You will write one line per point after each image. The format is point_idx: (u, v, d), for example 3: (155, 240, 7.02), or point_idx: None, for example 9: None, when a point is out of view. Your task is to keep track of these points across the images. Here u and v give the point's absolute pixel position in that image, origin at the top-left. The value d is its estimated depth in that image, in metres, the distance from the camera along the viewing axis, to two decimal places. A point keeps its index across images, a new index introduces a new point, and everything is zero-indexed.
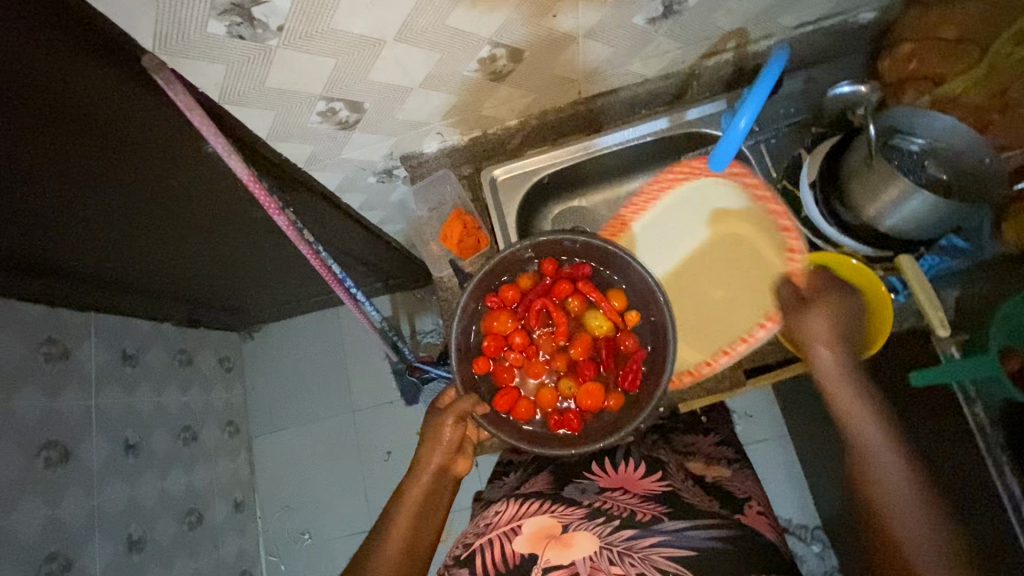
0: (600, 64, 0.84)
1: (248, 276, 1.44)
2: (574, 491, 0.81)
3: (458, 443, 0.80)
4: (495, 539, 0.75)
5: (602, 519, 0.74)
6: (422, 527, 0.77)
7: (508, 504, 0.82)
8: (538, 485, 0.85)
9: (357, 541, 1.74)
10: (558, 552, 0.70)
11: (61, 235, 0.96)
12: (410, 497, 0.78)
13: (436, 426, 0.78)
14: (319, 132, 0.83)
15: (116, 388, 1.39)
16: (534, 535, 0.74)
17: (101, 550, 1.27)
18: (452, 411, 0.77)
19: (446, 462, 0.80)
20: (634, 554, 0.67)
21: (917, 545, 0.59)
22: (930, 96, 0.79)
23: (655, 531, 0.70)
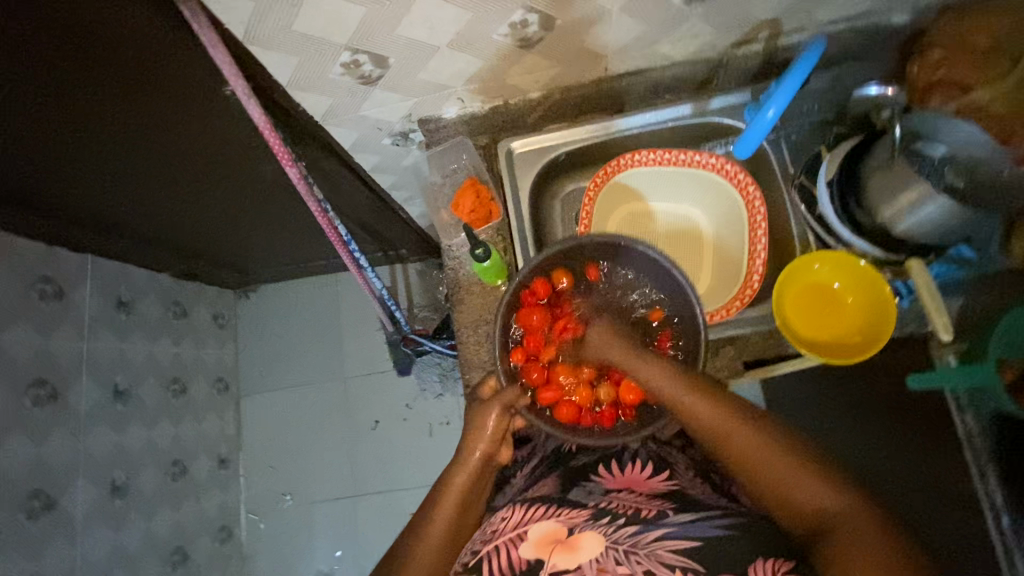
0: (630, 42, 0.83)
1: (250, 233, 1.43)
2: (579, 493, 0.72)
3: (501, 435, 0.79)
4: (500, 545, 0.64)
5: (608, 518, 0.64)
6: (466, 515, 0.73)
7: (514, 508, 0.71)
8: (541, 490, 0.76)
9: (339, 505, 1.75)
10: (566, 555, 0.60)
11: (66, 169, 0.94)
12: (454, 483, 0.74)
13: (480, 416, 0.78)
14: (341, 85, 0.82)
15: (109, 333, 1.38)
16: (540, 539, 0.63)
17: (85, 492, 1.27)
18: (498, 401, 0.78)
19: (492, 452, 0.78)
20: (640, 550, 0.59)
21: (793, 495, 0.60)
22: (956, 103, 0.76)
23: (662, 524, 0.62)
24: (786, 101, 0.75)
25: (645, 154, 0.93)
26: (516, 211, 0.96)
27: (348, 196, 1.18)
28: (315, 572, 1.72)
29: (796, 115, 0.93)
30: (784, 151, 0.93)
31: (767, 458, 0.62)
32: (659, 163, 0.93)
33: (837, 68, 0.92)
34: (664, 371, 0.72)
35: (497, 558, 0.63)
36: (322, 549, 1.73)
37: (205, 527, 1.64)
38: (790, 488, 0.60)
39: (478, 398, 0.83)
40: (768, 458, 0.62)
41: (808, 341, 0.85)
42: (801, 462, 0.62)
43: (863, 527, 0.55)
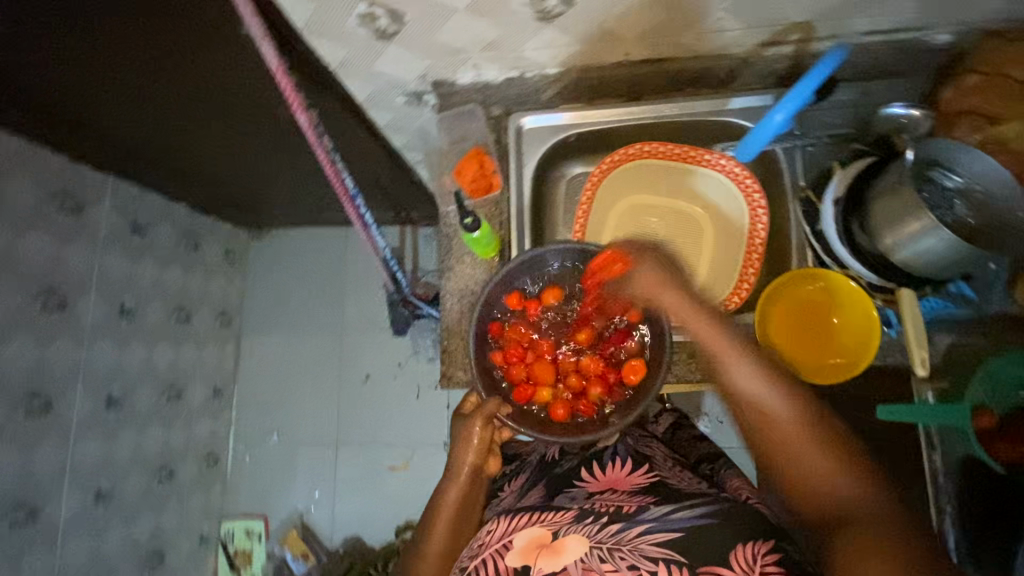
0: (652, 28, 0.81)
1: (266, 175, 1.45)
2: (563, 500, 0.74)
3: (487, 445, 0.84)
4: (488, 558, 0.65)
5: (591, 517, 0.66)
6: (462, 529, 0.79)
7: (500, 519, 0.72)
8: (527, 500, 0.78)
9: (321, 451, 1.82)
10: (550, 558, 0.61)
11: (88, 87, 0.96)
12: (446, 502, 0.80)
13: (464, 434, 0.83)
14: (356, 37, 0.81)
15: (121, 253, 1.42)
16: (526, 546, 0.64)
17: (82, 400, 1.34)
18: (480, 413, 0.81)
19: (480, 463, 0.84)
20: (623, 546, 0.60)
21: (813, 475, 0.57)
22: (982, 134, 0.74)
23: (641, 520, 0.64)
24: (796, 107, 0.74)
25: (654, 145, 0.92)
26: (518, 187, 0.96)
27: (361, 152, 1.19)
28: (291, 509, 1.80)
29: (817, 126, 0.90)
30: (797, 161, 0.90)
31: (801, 441, 0.59)
32: (666, 156, 0.93)
33: (868, 82, 0.89)
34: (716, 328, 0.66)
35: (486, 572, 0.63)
36: (301, 489, 1.81)
37: (192, 450, 1.72)
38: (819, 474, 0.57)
39: (461, 413, 0.87)
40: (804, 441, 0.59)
41: (791, 359, 0.84)
42: (833, 448, 0.58)
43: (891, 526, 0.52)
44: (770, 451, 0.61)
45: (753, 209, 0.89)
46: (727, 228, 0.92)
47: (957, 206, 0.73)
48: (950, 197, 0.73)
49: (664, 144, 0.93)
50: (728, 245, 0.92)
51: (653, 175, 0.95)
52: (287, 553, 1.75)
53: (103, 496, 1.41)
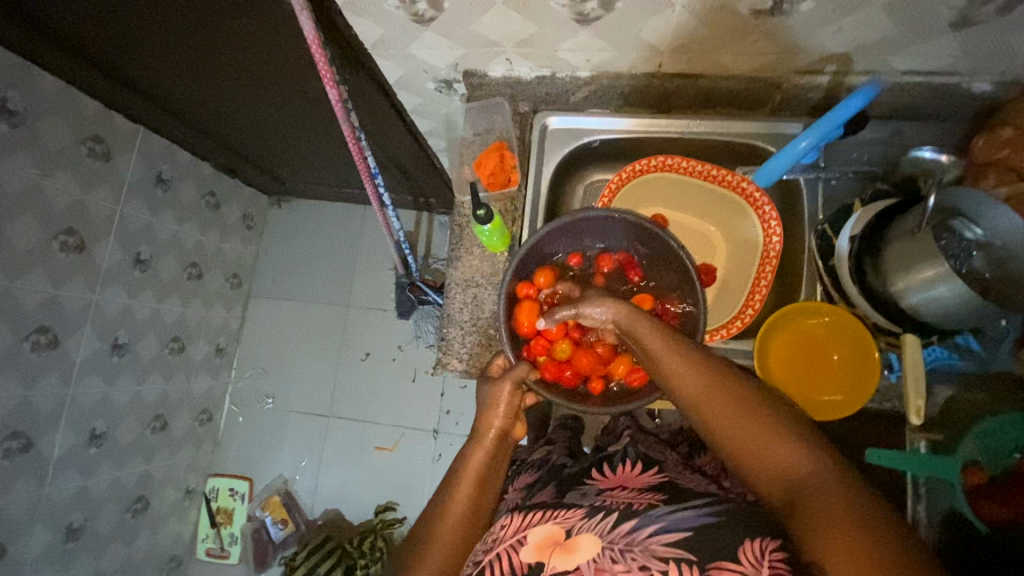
0: (689, 43, 0.81)
1: (291, 145, 1.47)
2: (574, 496, 0.72)
3: (515, 410, 0.84)
4: (501, 554, 0.64)
5: (602, 514, 0.63)
6: (483, 501, 0.77)
7: (514, 517, 0.70)
8: (538, 497, 0.75)
9: (313, 421, 1.84)
10: (563, 557, 0.58)
11: (130, 38, 0.98)
12: (470, 464, 0.79)
13: (491, 397, 0.82)
14: (394, 18, 0.82)
15: (143, 203, 1.45)
16: (539, 543, 0.62)
17: (88, 340, 1.37)
18: (507, 379, 0.82)
19: (507, 427, 0.84)
20: (634, 547, 0.56)
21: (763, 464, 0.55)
22: (1009, 189, 0.72)
23: (650, 518, 0.60)
24: (823, 136, 0.73)
25: (676, 159, 0.90)
26: (535, 186, 0.96)
27: (388, 134, 1.21)
28: (277, 474, 1.83)
29: (843, 160, 0.89)
30: (818, 196, 0.90)
31: (745, 419, 0.58)
32: (686, 172, 0.91)
33: (899, 123, 0.88)
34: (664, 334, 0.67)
35: (499, 568, 0.61)
36: (288, 455, 1.83)
37: (188, 404, 1.75)
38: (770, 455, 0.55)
39: (488, 376, 0.87)
40: (749, 424, 0.57)
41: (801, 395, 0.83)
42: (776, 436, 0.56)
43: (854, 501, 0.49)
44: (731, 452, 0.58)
45: (770, 236, 0.87)
46: (746, 248, 0.92)
47: (975, 258, 0.72)
48: (969, 247, 0.72)
49: (688, 159, 0.91)
50: (743, 265, 0.92)
51: (677, 188, 0.94)
52: (267, 518, 1.77)
53: (96, 437, 1.44)
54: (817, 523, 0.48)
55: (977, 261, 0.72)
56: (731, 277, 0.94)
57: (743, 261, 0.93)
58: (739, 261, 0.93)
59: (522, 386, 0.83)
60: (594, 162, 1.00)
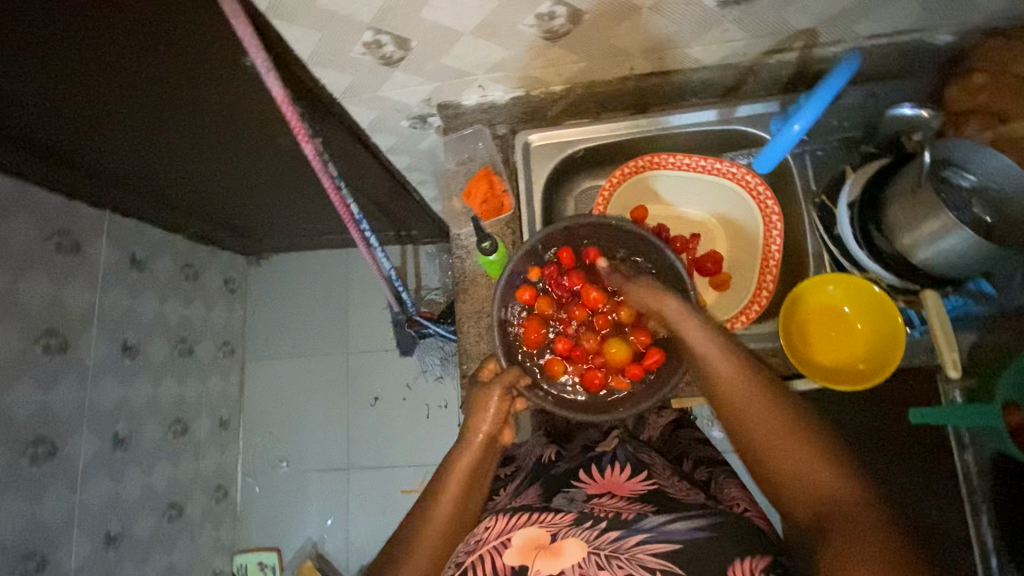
0: (658, 42, 0.82)
1: (264, 203, 1.43)
2: (561, 500, 0.71)
3: (505, 415, 0.80)
4: (483, 555, 0.62)
5: (590, 522, 0.64)
6: (471, 498, 0.73)
7: (499, 517, 0.69)
8: (523, 499, 0.75)
9: (333, 476, 1.78)
10: (548, 561, 0.59)
11: (87, 126, 0.94)
12: (459, 466, 0.75)
13: (482, 399, 0.78)
14: (361, 64, 0.81)
15: (121, 289, 1.40)
16: (524, 545, 0.62)
17: (87, 441, 1.30)
18: (498, 383, 0.78)
19: (495, 433, 0.79)
20: (621, 556, 0.58)
21: (785, 468, 0.59)
22: (993, 133, 0.74)
23: (640, 529, 0.61)
24: (814, 116, 0.74)
25: (664, 156, 0.91)
26: (529, 205, 0.95)
27: (365, 175, 1.18)
28: (304, 539, 1.75)
29: (824, 130, 0.91)
30: (807, 168, 0.92)
31: (778, 426, 0.62)
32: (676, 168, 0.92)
33: (871, 85, 0.89)
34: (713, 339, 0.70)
35: (481, 569, 0.61)
36: (313, 516, 1.76)
37: (201, 485, 1.68)
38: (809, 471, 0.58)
39: (479, 380, 0.83)
40: (788, 443, 0.60)
41: (809, 363, 0.84)
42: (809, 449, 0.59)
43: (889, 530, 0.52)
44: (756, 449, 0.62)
45: (767, 210, 0.88)
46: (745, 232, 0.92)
47: (974, 205, 0.74)
48: (968, 196, 0.74)
49: (676, 154, 0.92)
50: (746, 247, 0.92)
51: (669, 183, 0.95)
52: None
53: (113, 539, 1.38)
54: (834, 547, 0.52)
55: (977, 207, 0.74)
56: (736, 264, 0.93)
57: (744, 246, 0.93)
58: (741, 246, 0.93)
59: (512, 391, 0.79)
60: (582, 171, 1.00)
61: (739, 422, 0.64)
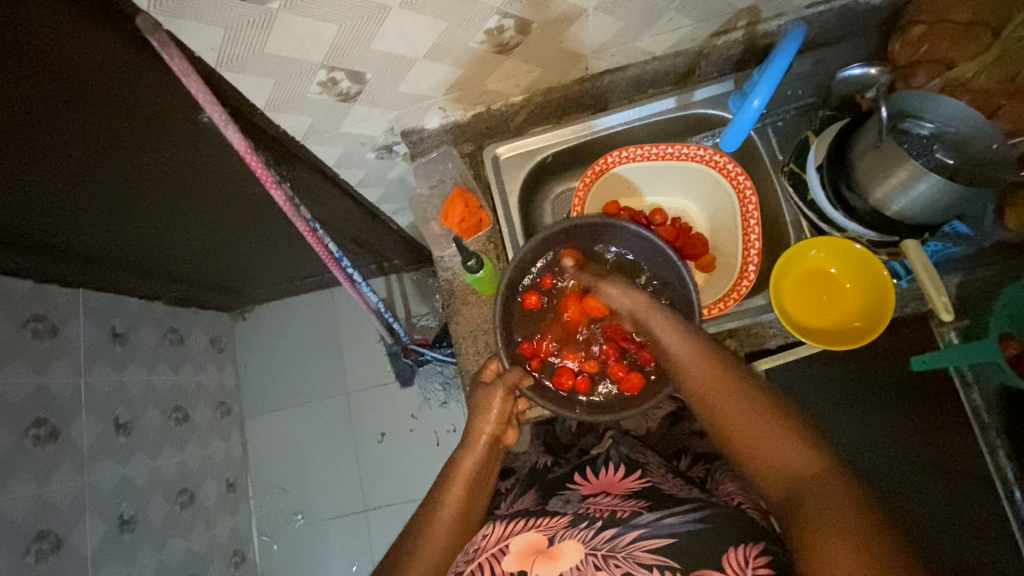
0: (608, 40, 0.83)
1: (241, 256, 1.40)
2: (557, 503, 0.71)
3: (508, 416, 0.80)
4: (482, 563, 0.62)
5: (586, 521, 0.63)
6: (474, 500, 0.73)
7: (496, 525, 0.69)
8: (519, 505, 0.75)
9: (351, 521, 1.72)
10: (547, 565, 0.59)
11: (47, 206, 0.91)
12: (461, 471, 0.75)
13: (485, 400, 0.79)
14: (319, 103, 0.80)
15: (106, 366, 1.36)
16: (522, 551, 0.62)
17: (92, 528, 1.25)
18: (502, 383, 0.79)
19: (499, 434, 0.80)
20: (618, 554, 0.58)
21: (760, 459, 0.60)
22: (941, 79, 0.77)
23: (635, 525, 0.61)
24: (771, 90, 0.75)
25: (630, 149, 0.92)
26: (507, 217, 0.95)
27: (337, 212, 1.16)
28: None
29: (780, 102, 0.94)
30: (772, 139, 0.94)
31: (744, 416, 0.63)
32: (657, 157, 0.92)
33: (818, 51, 0.92)
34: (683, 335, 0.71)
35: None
36: (337, 565, 1.70)
37: (218, 552, 1.61)
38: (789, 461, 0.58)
39: (482, 381, 0.83)
40: (763, 429, 0.61)
41: (800, 327, 0.85)
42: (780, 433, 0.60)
43: (862, 506, 0.52)
44: (732, 440, 0.63)
45: (742, 186, 0.88)
46: (726, 211, 0.93)
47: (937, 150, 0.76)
48: (928, 143, 0.76)
49: (642, 146, 0.92)
50: (728, 225, 0.93)
51: (648, 172, 0.95)
52: None
53: None
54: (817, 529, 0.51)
55: (939, 152, 0.76)
56: (724, 244, 0.94)
57: (728, 225, 0.93)
58: (727, 226, 0.93)
59: (515, 392, 0.79)
60: (554, 174, 1.01)
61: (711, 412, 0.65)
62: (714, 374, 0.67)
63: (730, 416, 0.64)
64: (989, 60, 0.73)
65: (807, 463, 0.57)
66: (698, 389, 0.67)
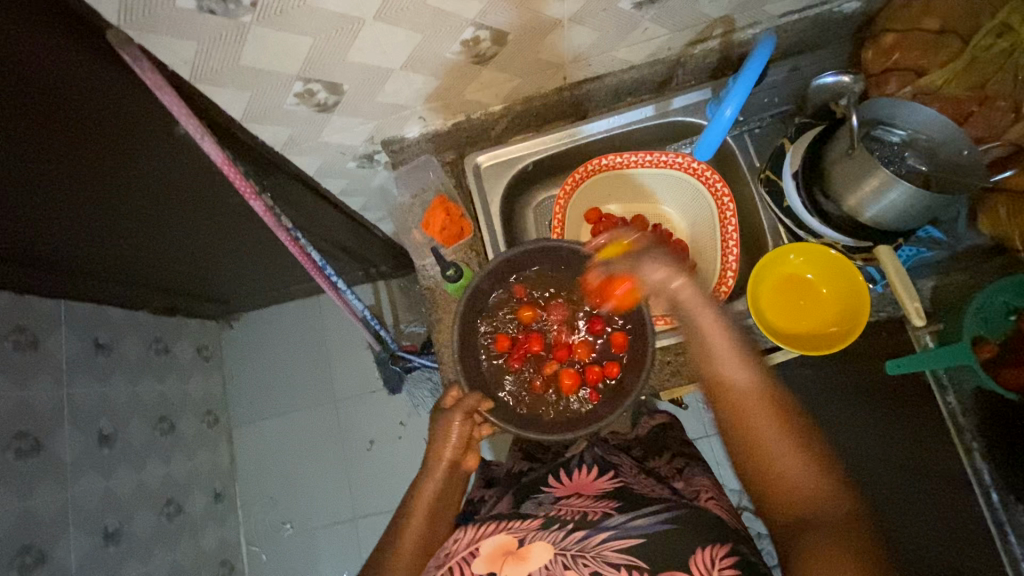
0: (585, 50, 0.83)
1: (226, 265, 1.39)
2: (530, 506, 0.71)
3: (467, 438, 0.82)
4: (452, 567, 0.62)
5: (558, 524, 0.63)
6: (438, 522, 0.76)
7: (469, 529, 0.69)
8: (496, 510, 0.75)
9: (340, 530, 1.71)
10: (516, 565, 0.58)
11: (23, 220, 0.90)
12: (421, 494, 0.77)
13: (444, 426, 0.80)
14: (297, 115, 0.80)
15: (90, 377, 1.35)
16: (492, 552, 0.61)
17: (76, 542, 1.24)
18: (459, 408, 0.79)
19: (458, 459, 0.81)
20: (587, 554, 0.58)
21: (773, 468, 0.62)
22: (913, 87, 0.78)
23: (604, 527, 0.61)
24: (743, 99, 0.76)
25: (608, 157, 0.93)
26: (488, 225, 0.96)
27: (319, 221, 1.16)
28: None
29: (757, 109, 0.95)
30: (749, 147, 0.96)
31: (769, 427, 0.63)
32: (631, 166, 0.94)
33: (793, 59, 0.93)
34: (719, 320, 0.70)
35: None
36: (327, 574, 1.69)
37: (205, 564, 1.59)
38: (801, 479, 0.60)
39: (440, 408, 0.82)
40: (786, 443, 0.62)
41: (774, 331, 0.86)
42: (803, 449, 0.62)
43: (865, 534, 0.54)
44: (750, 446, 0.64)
45: (717, 192, 0.89)
46: (702, 218, 0.94)
47: (908, 157, 0.77)
48: (899, 150, 0.78)
49: (620, 154, 0.93)
50: (705, 230, 0.94)
51: (622, 181, 0.96)
52: None
53: None
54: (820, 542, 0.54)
55: (911, 158, 0.77)
56: (701, 250, 0.94)
57: (704, 231, 0.94)
58: (704, 232, 0.94)
59: (474, 415, 0.80)
60: (535, 182, 1.01)
61: (736, 416, 0.66)
62: (749, 381, 0.66)
63: (755, 424, 0.64)
64: (958, 68, 0.75)
65: (822, 485, 0.59)
66: (728, 392, 0.67)
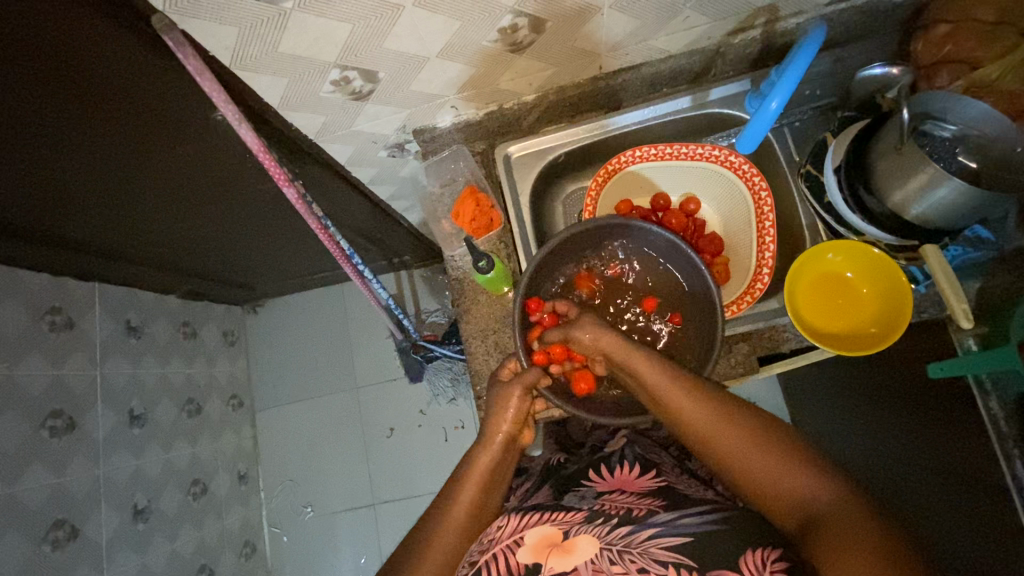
0: (624, 38, 0.82)
1: (254, 251, 1.41)
2: (573, 498, 0.71)
3: (525, 415, 0.80)
4: (497, 554, 0.63)
5: (601, 518, 0.64)
6: (491, 494, 0.74)
7: (511, 517, 0.70)
8: (534, 499, 0.76)
9: (359, 515, 1.74)
10: (561, 558, 0.59)
11: (62, 201, 0.92)
12: (478, 466, 0.75)
13: (503, 397, 0.78)
14: (332, 102, 0.80)
15: (120, 359, 1.38)
16: (537, 543, 0.62)
17: (107, 518, 1.27)
18: (519, 382, 0.78)
19: (515, 433, 0.79)
20: (633, 549, 0.58)
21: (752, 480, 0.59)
22: (965, 80, 0.75)
23: (651, 524, 0.61)
24: (789, 91, 0.74)
25: (644, 149, 0.91)
26: (518, 216, 0.95)
27: (347, 209, 1.16)
28: None
29: (798, 102, 0.93)
30: (788, 138, 0.94)
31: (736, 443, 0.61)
32: (674, 157, 0.92)
33: (837, 50, 0.90)
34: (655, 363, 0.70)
35: (494, 568, 0.61)
36: (346, 557, 1.72)
37: (228, 543, 1.63)
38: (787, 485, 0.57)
39: (499, 380, 0.82)
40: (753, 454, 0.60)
41: (816, 332, 0.85)
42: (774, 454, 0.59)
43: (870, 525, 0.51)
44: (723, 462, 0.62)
45: (757, 188, 0.86)
46: (738, 214, 0.92)
47: (960, 153, 0.75)
48: (951, 146, 0.75)
49: (655, 146, 0.92)
50: (739, 225, 0.92)
51: (660, 172, 0.95)
52: None
53: None
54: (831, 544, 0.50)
55: (963, 155, 0.75)
56: (736, 246, 0.93)
57: (740, 227, 0.92)
58: (740, 227, 0.92)
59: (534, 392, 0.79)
60: (566, 173, 1.00)
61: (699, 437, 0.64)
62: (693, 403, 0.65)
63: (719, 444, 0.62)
64: (1017, 60, 0.70)
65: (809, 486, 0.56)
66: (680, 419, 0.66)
